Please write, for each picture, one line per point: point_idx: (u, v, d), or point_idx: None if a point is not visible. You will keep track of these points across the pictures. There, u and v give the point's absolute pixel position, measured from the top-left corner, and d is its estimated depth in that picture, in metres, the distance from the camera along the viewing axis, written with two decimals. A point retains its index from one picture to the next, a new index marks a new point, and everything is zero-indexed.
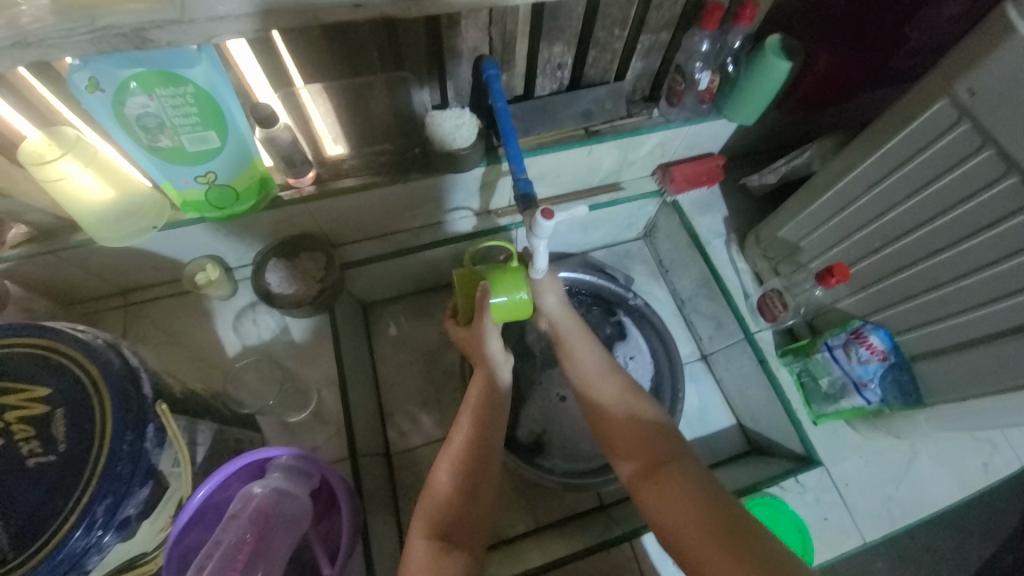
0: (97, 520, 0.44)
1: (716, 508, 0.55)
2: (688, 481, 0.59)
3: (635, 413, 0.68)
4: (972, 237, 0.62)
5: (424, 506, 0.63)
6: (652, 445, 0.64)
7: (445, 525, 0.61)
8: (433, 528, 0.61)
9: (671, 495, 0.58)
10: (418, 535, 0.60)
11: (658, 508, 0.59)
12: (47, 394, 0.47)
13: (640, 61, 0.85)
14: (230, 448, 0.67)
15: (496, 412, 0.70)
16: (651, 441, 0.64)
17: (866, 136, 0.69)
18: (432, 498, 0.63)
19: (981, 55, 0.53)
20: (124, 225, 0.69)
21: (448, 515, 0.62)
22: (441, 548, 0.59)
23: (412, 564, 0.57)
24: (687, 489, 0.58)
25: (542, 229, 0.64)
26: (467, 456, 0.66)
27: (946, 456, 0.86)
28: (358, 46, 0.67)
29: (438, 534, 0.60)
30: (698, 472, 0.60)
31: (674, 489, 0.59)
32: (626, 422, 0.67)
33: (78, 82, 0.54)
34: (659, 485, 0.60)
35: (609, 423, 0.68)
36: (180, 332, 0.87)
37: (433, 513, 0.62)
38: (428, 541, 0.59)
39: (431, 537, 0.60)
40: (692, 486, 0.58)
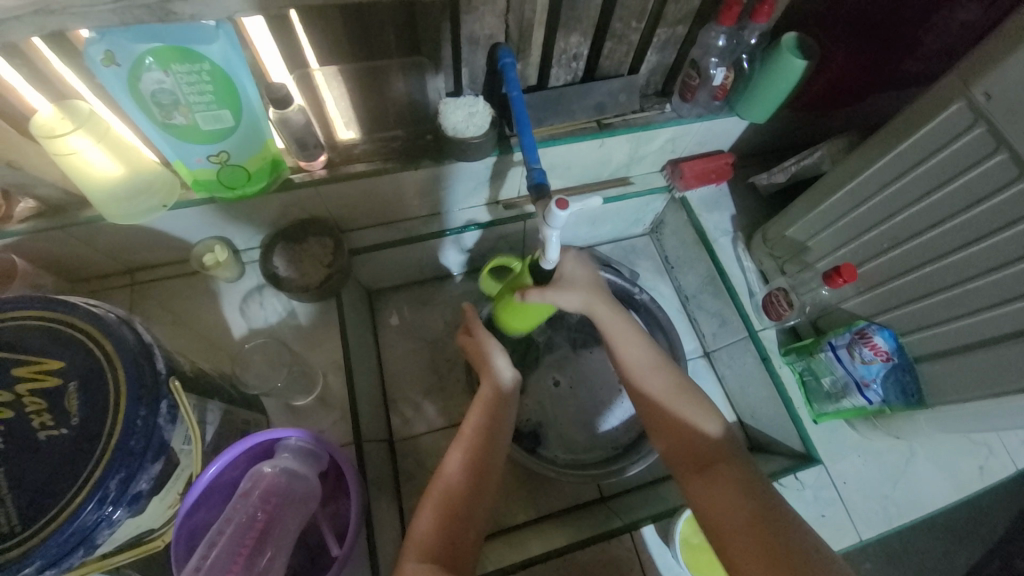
0: (110, 494, 0.44)
1: (764, 510, 0.57)
2: (735, 481, 0.61)
3: (682, 410, 0.68)
4: (983, 240, 0.62)
5: (418, 521, 0.61)
6: (700, 444, 0.65)
7: (438, 549, 0.59)
8: (424, 549, 0.58)
9: (720, 496, 0.60)
10: (410, 555, 0.58)
11: (706, 503, 0.61)
12: (60, 368, 0.47)
13: (656, 55, 0.84)
14: (236, 429, 0.67)
15: (499, 432, 0.70)
16: (699, 439, 0.65)
17: (880, 137, 0.69)
18: (427, 513, 0.62)
19: (1000, 58, 0.53)
20: (135, 203, 0.69)
21: (441, 536, 0.60)
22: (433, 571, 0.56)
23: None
24: (735, 489, 0.60)
25: (555, 219, 0.63)
26: (468, 474, 0.65)
27: (943, 457, 0.87)
28: (376, 29, 0.67)
29: (430, 556, 0.58)
30: (747, 472, 0.61)
31: (723, 489, 0.60)
32: (672, 416, 0.68)
33: (94, 55, 0.53)
34: (708, 483, 0.62)
35: (653, 414, 0.69)
36: (186, 313, 0.87)
37: (429, 533, 0.60)
38: (417, 562, 0.57)
39: (423, 559, 0.58)
40: (741, 487, 0.60)
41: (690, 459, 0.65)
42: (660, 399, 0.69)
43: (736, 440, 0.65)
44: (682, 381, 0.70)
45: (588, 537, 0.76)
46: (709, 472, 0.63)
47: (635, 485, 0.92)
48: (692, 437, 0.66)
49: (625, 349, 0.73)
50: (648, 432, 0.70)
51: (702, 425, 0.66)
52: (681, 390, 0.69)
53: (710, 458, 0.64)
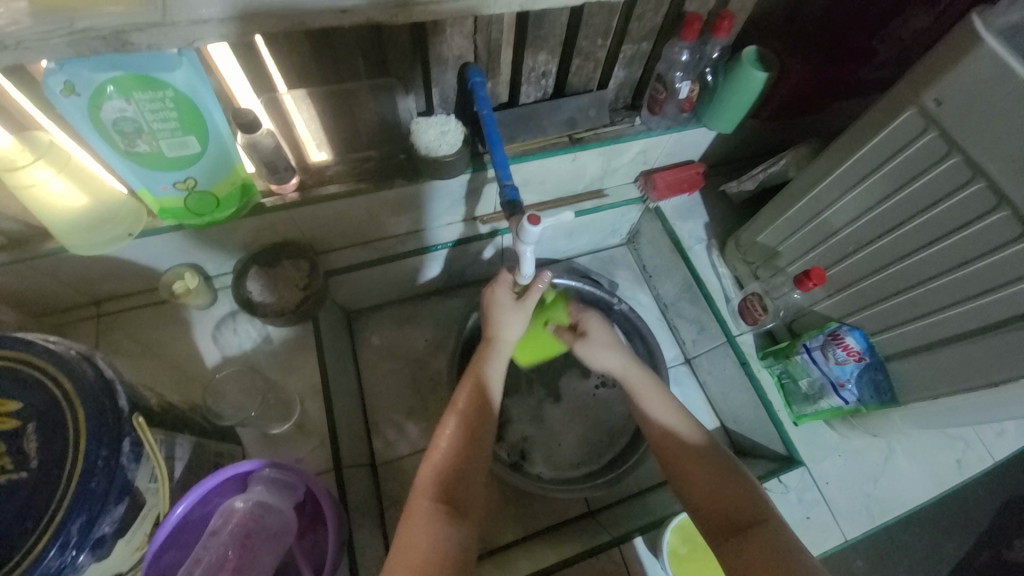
0: (72, 539, 0.42)
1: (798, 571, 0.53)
2: (772, 542, 0.56)
3: (715, 464, 0.65)
4: (943, 239, 0.64)
5: (430, 471, 0.64)
6: (735, 501, 0.61)
7: (449, 491, 0.62)
8: (438, 491, 0.62)
9: (755, 557, 0.55)
10: (421, 499, 0.61)
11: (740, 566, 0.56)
12: (17, 409, 0.45)
13: (623, 71, 0.86)
14: (210, 462, 0.65)
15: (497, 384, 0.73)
16: (735, 497, 0.62)
17: (839, 144, 0.71)
18: (435, 466, 0.64)
19: (946, 67, 0.55)
20: (99, 233, 0.67)
21: (448, 485, 0.63)
22: (443, 514, 0.59)
23: (411, 524, 0.58)
24: (771, 553, 0.55)
25: (528, 235, 0.64)
26: (468, 424, 0.68)
27: (920, 452, 0.89)
28: (344, 53, 0.67)
29: (443, 499, 0.61)
30: (783, 533, 0.57)
31: (759, 552, 0.55)
32: (704, 473, 0.65)
33: (53, 86, 0.52)
34: (740, 545, 0.57)
35: (687, 470, 0.66)
36: (156, 343, 0.85)
37: (440, 479, 0.63)
38: (433, 504, 0.60)
39: (436, 500, 0.61)
40: (774, 548, 0.55)
41: (724, 518, 0.61)
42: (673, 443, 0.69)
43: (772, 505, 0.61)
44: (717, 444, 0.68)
45: (576, 553, 0.75)
46: (745, 534, 0.58)
47: (621, 498, 0.91)
48: (723, 493, 0.62)
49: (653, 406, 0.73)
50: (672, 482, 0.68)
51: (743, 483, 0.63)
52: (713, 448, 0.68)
53: (748, 518, 0.59)
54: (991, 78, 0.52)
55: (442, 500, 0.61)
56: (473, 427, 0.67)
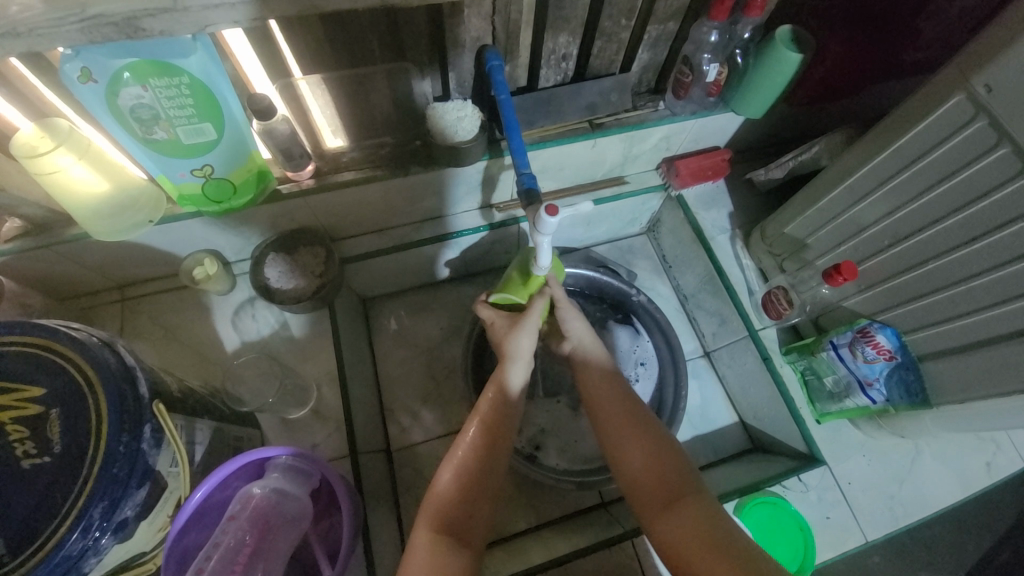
0: (94, 522, 0.43)
1: (728, 539, 0.54)
2: (705, 514, 0.57)
3: (650, 440, 0.65)
4: (986, 236, 0.60)
5: (430, 497, 0.61)
6: (667, 472, 0.61)
7: (451, 523, 0.60)
8: (439, 524, 0.59)
9: (688, 531, 0.56)
10: (421, 532, 0.59)
11: (674, 543, 0.56)
12: (43, 394, 0.46)
13: (647, 53, 0.83)
14: (230, 446, 0.66)
15: (511, 410, 0.69)
16: (668, 470, 0.61)
17: (878, 131, 0.67)
18: (437, 492, 0.62)
19: (1000, 48, 0.51)
20: (121, 219, 0.68)
21: (452, 509, 0.61)
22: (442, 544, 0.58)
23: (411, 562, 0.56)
24: (703, 525, 0.56)
25: (546, 225, 0.63)
26: (476, 458, 0.64)
27: (949, 454, 0.86)
28: (359, 36, 0.65)
29: (441, 529, 0.59)
30: (712, 506, 0.58)
31: (689, 521, 0.56)
32: (638, 448, 0.64)
33: (70, 73, 0.52)
34: (673, 517, 0.57)
35: (623, 449, 0.65)
36: (178, 327, 0.86)
37: (441, 510, 0.60)
38: (432, 535, 0.58)
39: (437, 532, 0.59)
40: (706, 517, 0.56)
41: (658, 491, 0.60)
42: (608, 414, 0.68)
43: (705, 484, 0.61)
44: (652, 414, 0.67)
45: (588, 545, 0.75)
46: (677, 506, 0.58)
47: None
48: (657, 466, 0.62)
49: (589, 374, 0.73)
50: (608, 456, 0.67)
51: (674, 456, 0.63)
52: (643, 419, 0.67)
53: (679, 487, 0.60)
54: None
55: (439, 532, 0.58)
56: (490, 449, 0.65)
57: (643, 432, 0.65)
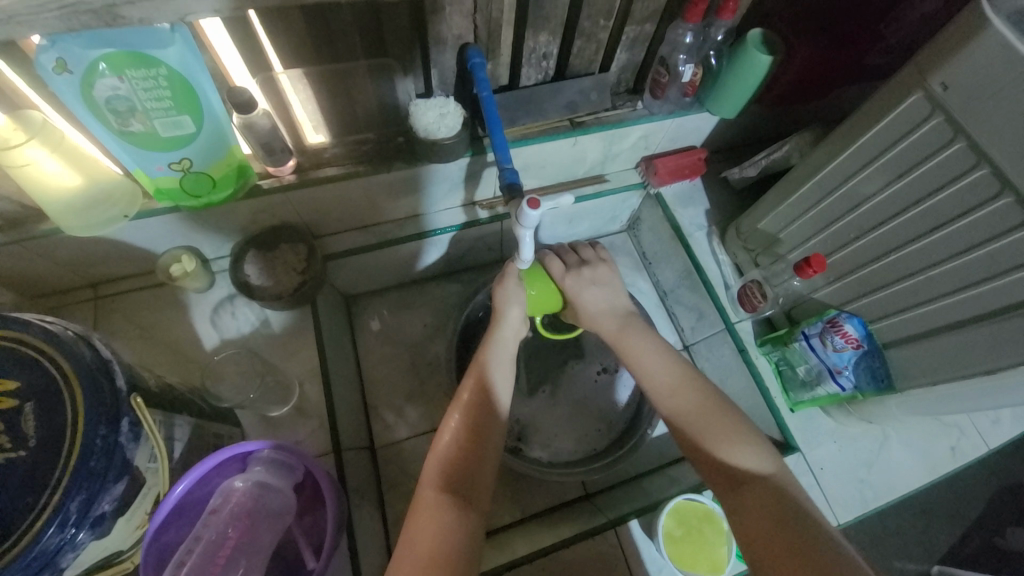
0: (71, 517, 0.42)
1: (797, 516, 0.56)
2: (773, 491, 0.59)
3: (720, 424, 0.66)
4: (944, 226, 0.64)
5: (430, 465, 0.65)
6: (734, 452, 0.63)
7: (455, 482, 0.63)
8: (444, 483, 0.62)
9: (754, 506, 0.58)
10: (428, 489, 0.62)
11: (738, 514, 0.59)
12: (15, 387, 0.45)
13: (625, 53, 0.85)
14: (209, 443, 0.65)
15: (490, 416, 0.68)
16: (737, 452, 0.63)
17: (843, 130, 0.71)
18: (437, 458, 0.65)
19: (953, 50, 0.54)
20: (94, 213, 0.67)
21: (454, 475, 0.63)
22: (453, 503, 0.60)
23: (421, 516, 0.59)
24: (768, 502, 0.58)
25: (527, 219, 0.64)
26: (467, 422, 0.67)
27: (915, 440, 0.90)
28: (341, 30, 0.66)
29: (449, 489, 0.62)
30: (781, 485, 0.59)
31: (759, 499, 0.58)
32: (700, 427, 0.66)
33: (45, 64, 0.51)
34: (741, 493, 0.60)
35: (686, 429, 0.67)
36: (154, 326, 0.85)
37: (442, 470, 0.64)
38: (437, 493, 0.61)
39: (441, 491, 0.61)
40: (775, 495, 0.58)
41: (720, 466, 0.63)
42: (668, 390, 0.70)
43: (785, 467, 0.63)
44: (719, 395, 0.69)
45: (571, 536, 0.76)
46: (742, 485, 0.60)
47: (620, 480, 0.91)
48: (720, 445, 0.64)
49: (650, 360, 0.73)
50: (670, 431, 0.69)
51: (748, 438, 0.64)
52: (718, 403, 0.68)
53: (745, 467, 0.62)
54: (999, 62, 0.51)
55: (446, 490, 0.61)
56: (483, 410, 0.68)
57: (712, 413, 0.67)
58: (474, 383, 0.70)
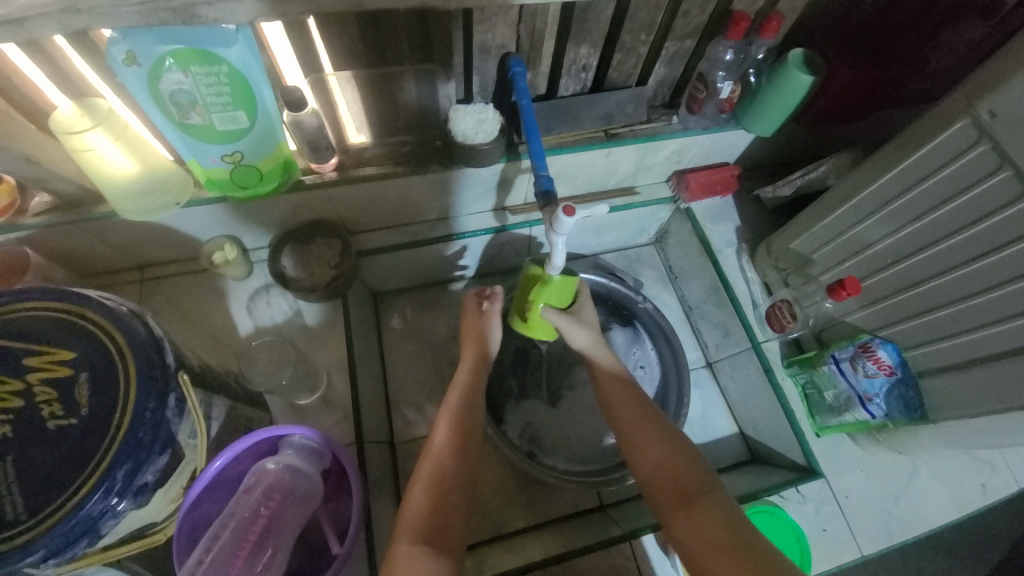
0: (116, 485, 0.44)
1: (746, 538, 0.54)
2: (722, 513, 0.58)
3: (669, 441, 0.66)
4: (990, 254, 0.62)
5: (415, 489, 0.62)
6: (686, 473, 0.63)
7: (430, 530, 0.58)
8: (416, 532, 0.58)
9: (704, 526, 0.57)
10: (401, 543, 0.57)
11: (689, 536, 0.57)
12: (73, 359, 0.48)
13: (664, 68, 0.86)
14: (241, 425, 0.67)
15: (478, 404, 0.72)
16: (686, 468, 0.63)
17: (883, 154, 0.70)
18: (424, 478, 0.63)
19: (1003, 77, 0.54)
20: (148, 199, 0.70)
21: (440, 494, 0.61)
22: (428, 551, 0.56)
23: (395, 571, 0.54)
24: (718, 519, 0.57)
25: (562, 225, 0.65)
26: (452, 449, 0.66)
27: (945, 474, 0.87)
28: (390, 36, 0.68)
29: (424, 537, 0.58)
30: (729, 502, 0.59)
31: (708, 520, 0.57)
32: (653, 448, 0.66)
33: (117, 56, 0.55)
34: (691, 515, 0.58)
35: (642, 452, 0.67)
36: (193, 310, 0.88)
37: (419, 516, 0.59)
38: (410, 546, 0.56)
39: (414, 543, 0.57)
40: (724, 517, 0.57)
41: (673, 487, 0.62)
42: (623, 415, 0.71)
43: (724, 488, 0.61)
44: (663, 416, 0.70)
45: (587, 544, 0.76)
46: (692, 502, 0.60)
47: (635, 494, 0.91)
48: (675, 466, 0.63)
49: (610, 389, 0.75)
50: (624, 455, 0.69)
51: (691, 456, 0.64)
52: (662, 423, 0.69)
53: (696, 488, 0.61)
54: None
55: (420, 540, 0.57)
56: (464, 433, 0.67)
57: (662, 434, 0.67)
58: (455, 402, 0.71)
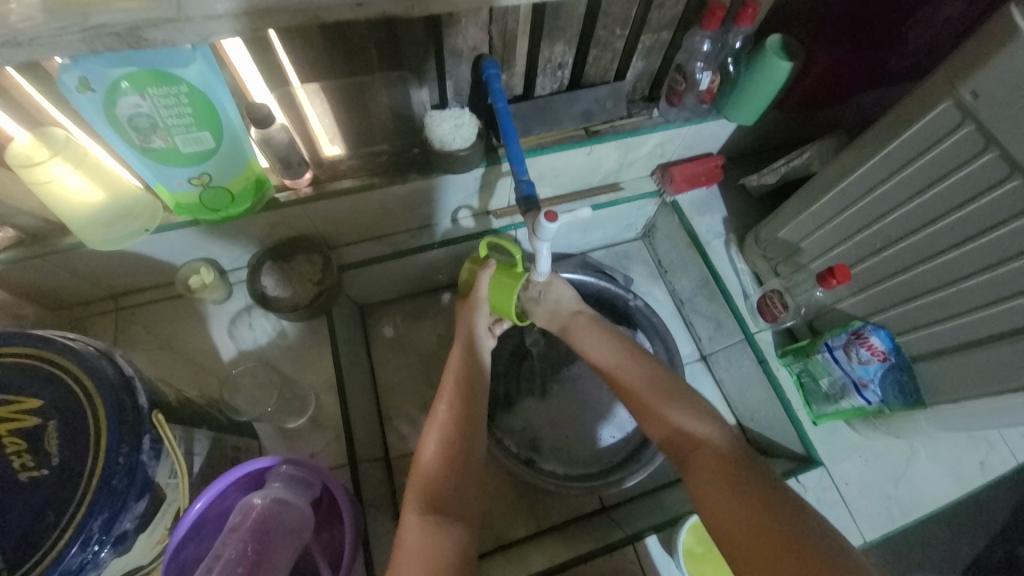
0: (93, 535, 0.42)
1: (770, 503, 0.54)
2: (748, 476, 0.58)
3: (686, 415, 0.67)
4: (977, 238, 0.62)
5: (415, 479, 0.65)
6: (707, 445, 0.63)
7: (437, 501, 0.63)
8: (424, 502, 0.62)
9: (724, 491, 0.57)
10: (410, 511, 0.62)
11: (699, 479, 0.60)
12: (40, 406, 0.46)
13: (641, 61, 0.84)
14: (227, 455, 0.65)
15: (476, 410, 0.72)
16: (698, 423, 0.65)
17: (867, 138, 0.69)
18: (422, 471, 0.65)
19: (984, 57, 0.53)
20: (116, 228, 0.68)
21: (440, 485, 0.64)
22: (436, 521, 0.61)
23: (407, 539, 0.59)
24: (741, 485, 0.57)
25: (545, 232, 0.64)
26: (450, 436, 0.68)
27: (943, 454, 0.87)
28: (357, 44, 0.66)
29: (431, 507, 0.62)
30: (736, 449, 0.61)
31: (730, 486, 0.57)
32: (670, 417, 0.67)
33: (68, 82, 0.52)
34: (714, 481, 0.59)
35: (661, 423, 0.68)
36: (173, 337, 0.85)
37: (424, 489, 0.64)
38: (420, 516, 0.61)
39: (424, 512, 0.61)
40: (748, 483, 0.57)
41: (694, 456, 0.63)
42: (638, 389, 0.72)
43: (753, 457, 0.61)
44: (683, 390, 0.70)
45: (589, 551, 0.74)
46: (700, 451, 0.62)
47: (635, 495, 0.90)
48: (697, 438, 0.64)
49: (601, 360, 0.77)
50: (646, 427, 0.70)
51: (706, 411, 0.67)
52: (670, 384, 0.71)
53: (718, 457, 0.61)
54: None
55: (430, 511, 0.62)
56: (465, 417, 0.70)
57: (678, 406, 0.68)
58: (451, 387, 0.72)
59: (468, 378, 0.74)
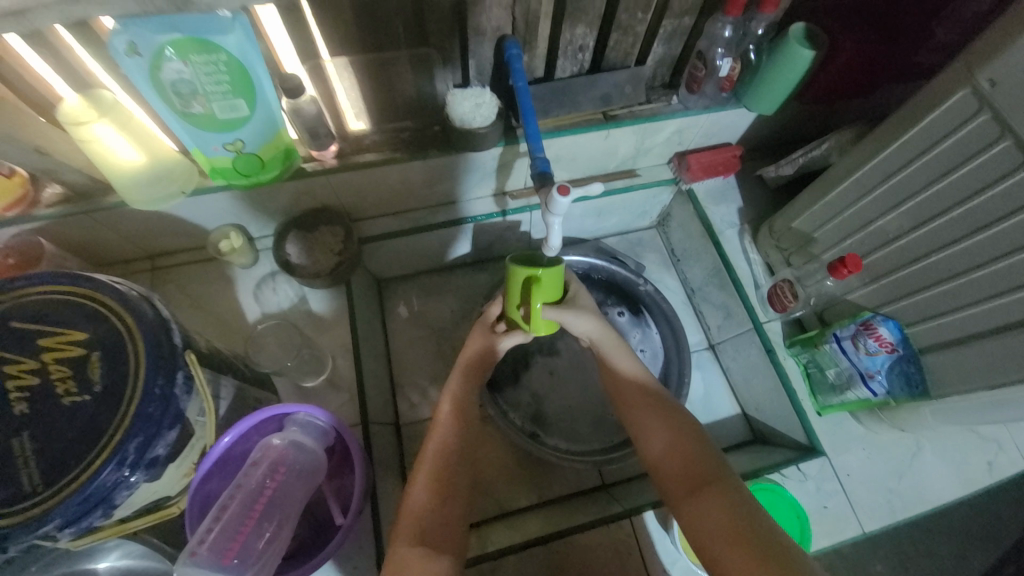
0: (127, 457, 0.47)
1: (756, 529, 0.52)
2: (732, 501, 0.56)
3: (673, 428, 0.64)
4: (989, 228, 0.62)
5: (405, 516, 0.61)
6: (693, 460, 0.61)
7: (426, 532, 0.60)
8: (413, 534, 0.59)
9: (705, 512, 0.56)
10: (400, 545, 0.58)
11: (702, 525, 0.56)
12: (84, 339, 0.50)
13: (662, 47, 0.85)
14: (248, 405, 0.69)
15: (470, 422, 0.72)
16: (694, 454, 0.61)
17: (886, 126, 0.69)
18: (411, 505, 0.62)
19: (1004, 43, 0.53)
20: (156, 188, 0.72)
21: (432, 518, 0.62)
22: (424, 553, 0.58)
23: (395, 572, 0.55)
24: (723, 505, 0.55)
25: (558, 206, 0.66)
26: (442, 466, 0.66)
27: (949, 451, 0.86)
28: (385, 21, 0.69)
29: (422, 539, 0.59)
30: (741, 493, 0.56)
31: (714, 507, 0.56)
32: (658, 430, 0.65)
33: (118, 46, 0.56)
34: (700, 501, 0.57)
35: (649, 437, 0.66)
36: (203, 297, 0.90)
37: (419, 522, 0.60)
38: (409, 547, 0.58)
39: (414, 545, 0.58)
40: (731, 506, 0.55)
41: (676, 473, 0.61)
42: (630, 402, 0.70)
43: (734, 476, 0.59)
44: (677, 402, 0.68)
45: (588, 521, 0.76)
46: (701, 489, 0.58)
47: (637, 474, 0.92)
48: (682, 454, 0.62)
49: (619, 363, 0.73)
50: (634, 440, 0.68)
51: (687, 427, 0.64)
52: (666, 404, 0.67)
53: (703, 475, 0.59)
54: None
55: (417, 542, 0.59)
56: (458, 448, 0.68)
57: (664, 424, 0.65)
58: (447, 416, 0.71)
59: (461, 410, 0.72)
